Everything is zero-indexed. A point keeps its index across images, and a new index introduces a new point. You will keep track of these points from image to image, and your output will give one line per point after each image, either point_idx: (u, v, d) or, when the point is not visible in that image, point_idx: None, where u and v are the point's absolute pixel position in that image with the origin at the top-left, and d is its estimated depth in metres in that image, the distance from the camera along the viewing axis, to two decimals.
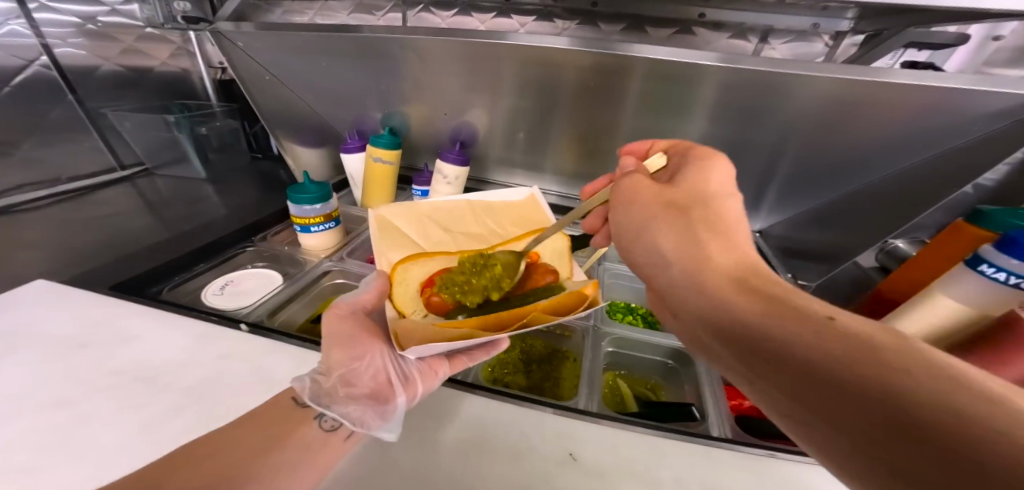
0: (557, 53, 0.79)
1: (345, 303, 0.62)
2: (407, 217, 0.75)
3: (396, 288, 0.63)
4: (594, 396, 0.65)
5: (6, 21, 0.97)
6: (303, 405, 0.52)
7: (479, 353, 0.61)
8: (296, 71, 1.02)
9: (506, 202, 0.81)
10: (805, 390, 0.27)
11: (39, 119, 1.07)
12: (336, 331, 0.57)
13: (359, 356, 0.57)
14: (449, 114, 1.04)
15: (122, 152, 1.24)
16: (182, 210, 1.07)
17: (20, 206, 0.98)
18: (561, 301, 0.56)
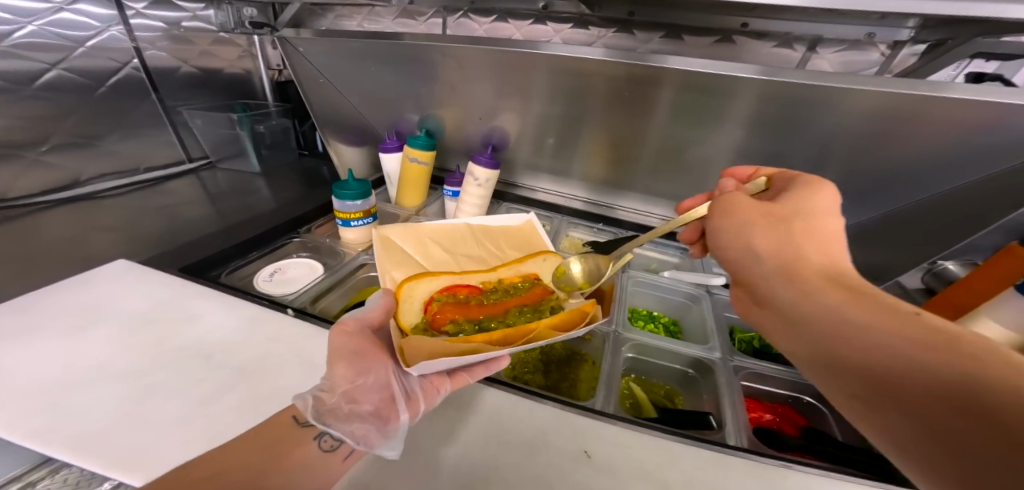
0: (588, 62, 0.81)
1: (351, 318, 0.60)
2: (409, 238, 0.81)
3: (402, 306, 0.65)
4: (610, 399, 0.66)
5: (108, 27, 1.10)
6: (305, 423, 0.50)
7: (483, 368, 0.59)
8: (345, 74, 1.09)
9: (505, 228, 0.87)
10: (876, 375, 0.32)
11: (124, 115, 1.19)
12: (340, 345, 0.56)
13: (362, 373, 0.56)
14: (482, 118, 1.08)
15: (191, 146, 1.37)
16: (237, 201, 1.18)
17: (100, 194, 1.12)
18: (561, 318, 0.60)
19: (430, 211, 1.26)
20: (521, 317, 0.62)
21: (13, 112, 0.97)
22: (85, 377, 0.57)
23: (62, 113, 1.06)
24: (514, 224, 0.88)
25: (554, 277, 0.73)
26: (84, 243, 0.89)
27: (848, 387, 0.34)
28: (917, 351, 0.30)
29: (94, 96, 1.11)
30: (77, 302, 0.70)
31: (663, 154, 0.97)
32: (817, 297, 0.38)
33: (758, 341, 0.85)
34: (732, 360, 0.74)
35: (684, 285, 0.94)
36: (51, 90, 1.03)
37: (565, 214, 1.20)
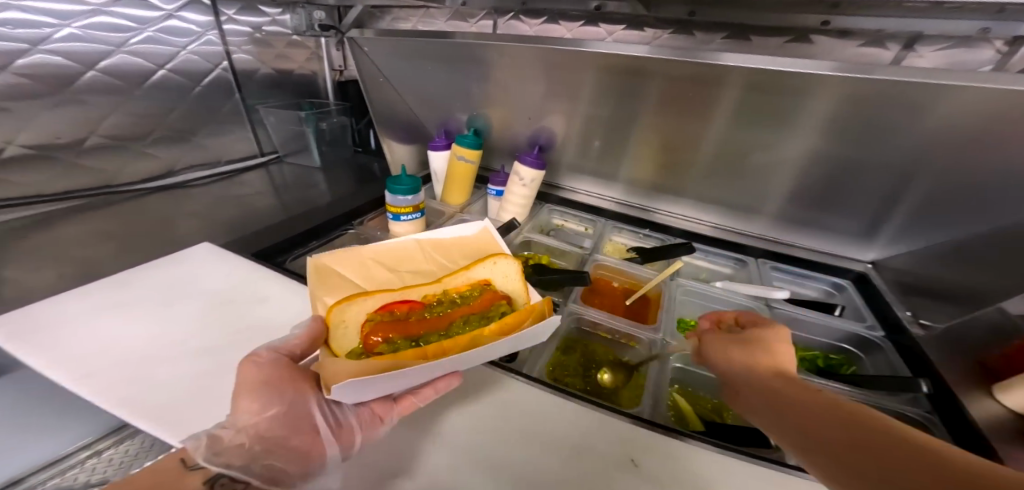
0: (648, 62, 0.79)
1: (265, 349, 0.54)
2: (347, 261, 0.71)
3: (333, 332, 0.59)
4: (657, 409, 0.65)
5: (206, 32, 1.20)
6: (193, 467, 0.43)
7: (431, 389, 0.55)
8: (406, 74, 1.14)
9: (456, 240, 0.81)
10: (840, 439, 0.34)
11: (215, 112, 1.30)
12: (245, 378, 0.50)
13: (272, 404, 0.49)
14: (533, 118, 1.09)
15: (263, 140, 1.47)
16: (299, 193, 1.27)
17: (187, 183, 1.26)
18: (507, 324, 0.57)
19: (473, 210, 1.28)
20: (469, 329, 0.59)
21: (125, 108, 1.10)
22: (168, 351, 0.62)
23: (166, 108, 1.18)
24: (468, 234, 0.82)
25: (508, 281, 0.70)
26: (172, 226, 0.99)
27: (798, 440, 0.37)
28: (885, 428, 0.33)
29: (191, 95, 1.23)
30: (167, 279, 0.78)
31: (720, 158, 0.92)
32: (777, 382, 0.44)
33: (822, 360, 0.80)
34: (797, 378, 0.70)
35: (740, 296, 0.89)
36: (157, 88, 1.14)
37: (609, 217, 1.17)
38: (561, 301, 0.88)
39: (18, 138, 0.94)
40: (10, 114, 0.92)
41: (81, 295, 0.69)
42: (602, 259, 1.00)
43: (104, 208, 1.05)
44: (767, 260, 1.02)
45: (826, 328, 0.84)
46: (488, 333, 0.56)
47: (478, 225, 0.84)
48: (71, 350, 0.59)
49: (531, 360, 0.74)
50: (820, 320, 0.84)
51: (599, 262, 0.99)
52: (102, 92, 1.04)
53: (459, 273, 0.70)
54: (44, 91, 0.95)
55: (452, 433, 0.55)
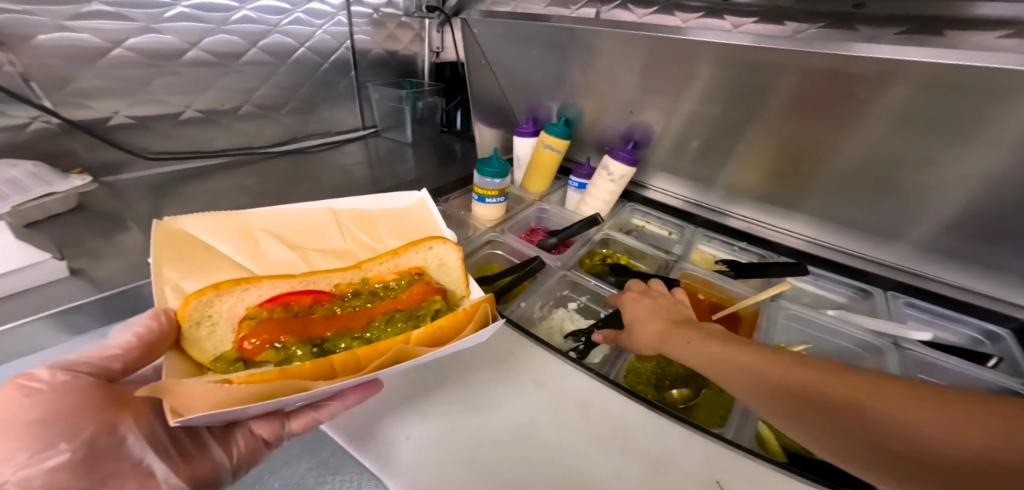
0: (790, 60, 0.69)
1: (71, 361, 0.49)
2: (223, 228, 0.68)
3: (189, 327, 0.56)
4: (744, 431, 0.62)
5: (336, 13, 1.31)
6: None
7: (339, 405, 0.54)
8: (508, 58, 1.14)
9: (387, 212, 0.83)
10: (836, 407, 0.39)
11: (333, 88, 1.42)
12: (13, 416, 0.43)
13: (50, 451, 0.43)
14: (635, 112, 1.02)
15: (367, 115, 1.57)
16: (389, 167, 1.36)
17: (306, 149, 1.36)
18: (430, 336, 0.58)
19: (552, 200, 1.27)
20: (386, 332, 0.60)
21: (267, 81, 1.24)
22: None
23: (297, 81, 1.32)
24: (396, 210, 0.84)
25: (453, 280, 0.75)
26: (291, 186, 1.12)
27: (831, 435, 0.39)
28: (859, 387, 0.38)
29: (317, 71, 1.35)
30: None
31: (857, 174, 0.80)
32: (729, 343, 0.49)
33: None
34: None
35: (856, 328, 0.79)
36: (296, 64, 1.29)
37: (700, 225, 1.09)
38: None
39: (195, 102, 1.13)
40: (189, 82, 1.09)
41: None
42: (688, 268, 0.93)
43: (245, 165, 1.20)
44: (899, 293, 0.89)
45: (966, 381, 0.71)
46: (413, 341, 0.57)
47: (411, 197, 0.86)
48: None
49: (608, 363, 0.74)
50: (963, 369, 0.71)
51: (685, 270, 0.93)
52: (254, 65, 1.19)
53: (385, 261, 0.72)
54: (213, 62, 1.11)
55: (534, 423, 0.57)
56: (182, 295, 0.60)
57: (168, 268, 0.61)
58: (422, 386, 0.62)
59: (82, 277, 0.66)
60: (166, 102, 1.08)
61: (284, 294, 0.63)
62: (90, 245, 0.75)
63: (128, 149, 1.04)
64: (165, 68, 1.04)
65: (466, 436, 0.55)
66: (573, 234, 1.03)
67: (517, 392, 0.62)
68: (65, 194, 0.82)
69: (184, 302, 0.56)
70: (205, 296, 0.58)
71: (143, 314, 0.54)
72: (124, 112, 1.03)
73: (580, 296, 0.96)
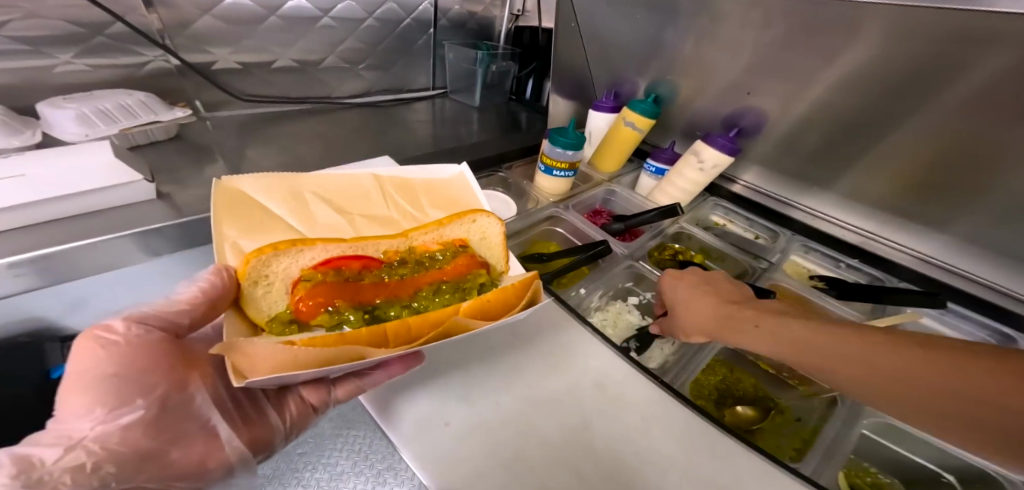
0: (1017, 29, 0.53)
1: (135, 316, 0.49)
2: (272, 190, 0.64)
3: (246, 288, 0.54)
4: (825, 472, 0.53)
5: None
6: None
7: (384, 374, 0.53)
8: (609, 17, 1.03)
9: (427, 181, 0.79)
10: (919, 395, 0.42)
11: (411, 46, 1.37)
12: (86, 370, 0.44)
13: (128, 407, 0.44)
14: (751, 94, 0.88)
15: (438, 76, 1.50)
16: (452, 128, 1.32)
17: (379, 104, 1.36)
18: (485, 305, 0.54)
19: (622, 183, 1.16)
20: (437, 302, 0.56)
21: (355, 38, 1.23)
22: None
23: (381, 37, 1.28)
24: (442, 181, 0.80)
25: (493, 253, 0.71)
26: (358, 139, 1.11)
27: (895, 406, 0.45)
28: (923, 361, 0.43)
29: (399, 27, 1.30)
30: None
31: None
32: (798, 339, 0.51)
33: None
34: None
35: None
36: (383, 19, 1.25)
37: (797, 232, 0.94)
38: None
39: (290, 53, 1.14)
40: (288, 33, 1.11)
41: None
42: (780, 280, 0.81)
43: (320, 114, 1.20)
44: None
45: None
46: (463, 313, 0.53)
47: (452, 170, 0.82)
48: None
49: (673, 371, 0.66)
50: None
51: (776, 281, 0.81)
52: (345, 19, 1.17)
53: (431, 230, 0.67)
54: (312, 15, 1.11)
55: (585, 424, 0.53)
56: (239, 253, 0.57)
57: (223, 224, 0.58)
58: (473, 366, 0.59)
59: (167, 201, 0.70)
60: (268, 51, 1.11)
61: (334, 258, 0.59)
62: (182, 173, 0.79)
63: (229, 91, 1.08)
64: (269, 16, 1.06)
65: (516, 429, 0.51)
66: (645, 223, 0.92)
67: (572, 390, 0.57)
68: (166, 123, 0.86)
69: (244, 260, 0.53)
70: (263, 256, 0.54)
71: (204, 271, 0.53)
72: (230, 58, 1.06)
73: (643, 292, 0.87)
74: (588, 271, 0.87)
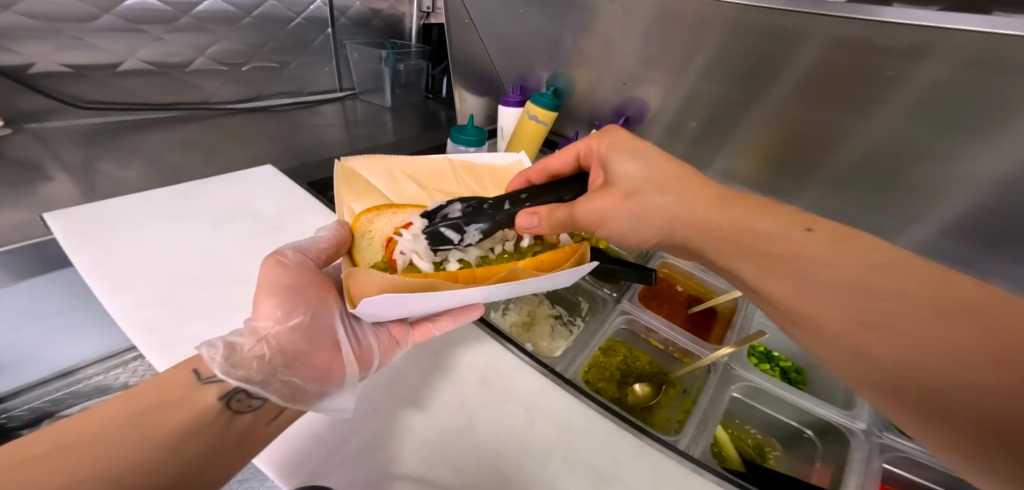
0: (813, 27, 0.64)
1: (290, 250, 0.53)
2: (376, 167, 0.73)
3: (359, 239, 0.62)
4: (701, 440, 0.56)
5: None
6: (208, 378, 0.41)
7: (450, 320, 0.58)
8: (499, 14, 1.04)
9: (492, 167, 0.80)
10: (863, 350, 0.32)
11: (307, 46, 1.28)
12: (269, 279, 0.49)
13: (296, 312, 0.48)
14: (631, 86, 0.93)
15: (345, 76, 1.42)
16: (362, 130, 1.25)
17: (275, 107, 1.26)
18: (539, 263, 0.59)
19: None
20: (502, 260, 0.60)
21: (229, 38, 1.12)
22: (155, 277, 0.57)
23: (267, 37, 1.19)
24: (503, 164, 0.81)
25: None
26: (247, 145, 1.02)
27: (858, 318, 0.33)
28: (918, 294, 0.31)
29: (289, 27, 1.22)
30: (220, 198, 0.74)
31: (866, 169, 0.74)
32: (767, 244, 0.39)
33: None
34: (882, 436, 0.57)
35: None
36: (264, 19, 1.16)
37: None
38: (614, 296, 0.80)
39: (141, 53, 1.02)
40: (137, 33, 0.99)
41: (127, 203, 0.68)
42: (669, 258, 0.88)
43: (197, 122, 1.09)
44: None
45: None
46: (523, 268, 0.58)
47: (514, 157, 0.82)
48: (117, 256, 0.58)
49: (567, 358, 0.66)
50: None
51: (665, 260, 0.88)
52: (216, 19, 1.08)
53: None
54: (166, 13, 1.00)
55: (468, 424, 0.52)
56: (350, 213, 0.67)
57: (341, 190, 0.67)
58: None
59: None
60: (105, 49, 0.97)
61: None
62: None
63: (61, 98, 0.95)
64: (106, 15, 0.93)
65: (391, 436, 0.49)
66: None
67: (457, 390, 0.56)
68: None
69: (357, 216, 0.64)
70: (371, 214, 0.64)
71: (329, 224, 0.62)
72: (53, 59, 0.92)
73: None
74: None
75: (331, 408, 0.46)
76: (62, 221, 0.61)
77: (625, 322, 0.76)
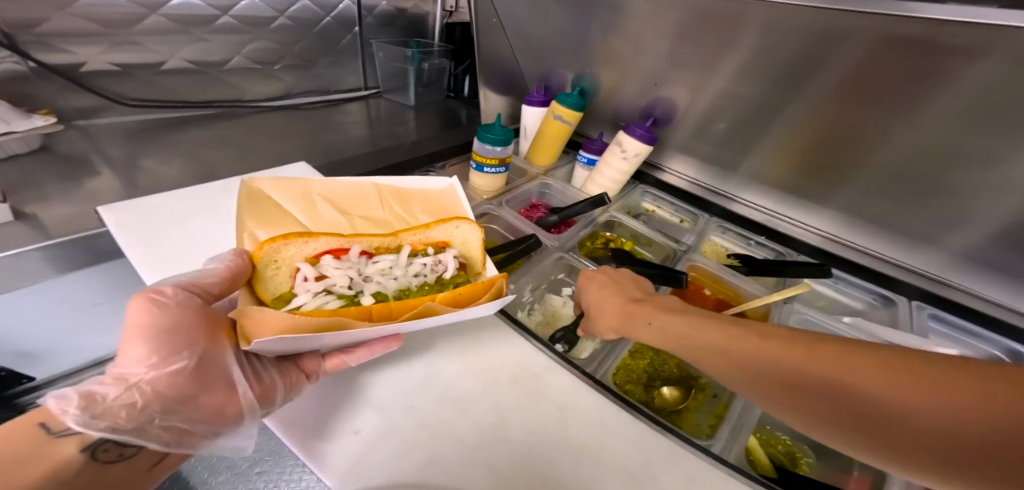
0: (863, 26, 0.62)
1: (169, 286, 0.46)
2: (291, 191, 0.68)
3: (263, 270, 0.58)
4: (734, 446, 0.56)
5: None
6: (62, 431, 0.37)
7: (367, 351, 0.55)
8: (526, 12, 1.03)
9: (422, 191, 0.79)
10: (884, 443, 0.34)
11: (334, 45, 1.30)
12: (140, 322, 0.42)
13: (177, 356, 0.43)
14: (661, 85, 0.92)
15: (370, 75, 1.43)
16: (387, 129, 1.26)
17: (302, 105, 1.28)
18: (459, 295, 0.57)
19: (558, 175, 1.16)
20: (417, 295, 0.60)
21: (262, 36, 1.15)
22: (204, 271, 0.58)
23: (297, 36, 1.21)
24: (435, 189, 0.80)
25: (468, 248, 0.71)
26: (279, 143, 1.04)
27: (855, 424, 0.35)
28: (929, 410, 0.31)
29: (318, 26, 1.24)
30: None
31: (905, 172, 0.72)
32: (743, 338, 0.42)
33: None
34: None
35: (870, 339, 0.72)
36: (295, 18, 1.19)
37: (716, 214, 1.00)
38: None
39: (181, 52, 1.05)
40: (177, 33, 1.02)
41: (173, 199, 0.70)
42: (698, 260, 0.87)
43: (231, 119, 1.11)
44: (925, 304, 0.78)
45: None
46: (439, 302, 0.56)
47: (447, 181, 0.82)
48: (163, 247, 0.60)
49: (596, 359, 0.66)
50: None
51: (694, 262, 0.87)
52: (249, 18, 1.10)
53: (419, 232, 0.69)
54: (204, 13, 1.03)
55: (502, 423, 0.52)
56: (254, 241, 0.62)
57: (245, 218, 0.62)
58: (391, 376, 0.57)
59: (29, 222, 0.62)
60: (149, 49, 1.00)
61: (338, 250, 0.64)
62: (53, 191, 0.71)
63: (106, 95, 0.98)
64: (151, 15, 0.97)
65: (427, 432, 0.50)
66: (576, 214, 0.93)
67: (489, 388, 0.57)
68: (24, 134, 0.75)
69: (258, 246, 0.57)
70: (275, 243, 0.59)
71: (224, 253, 0.54)
72: (101, 59, 0.96)
73: (576, 282, 0.88)
74: (519, 264, 0.84)
75: (229, 446, 0.46)
76: (113, 213, 0.63)
77: None
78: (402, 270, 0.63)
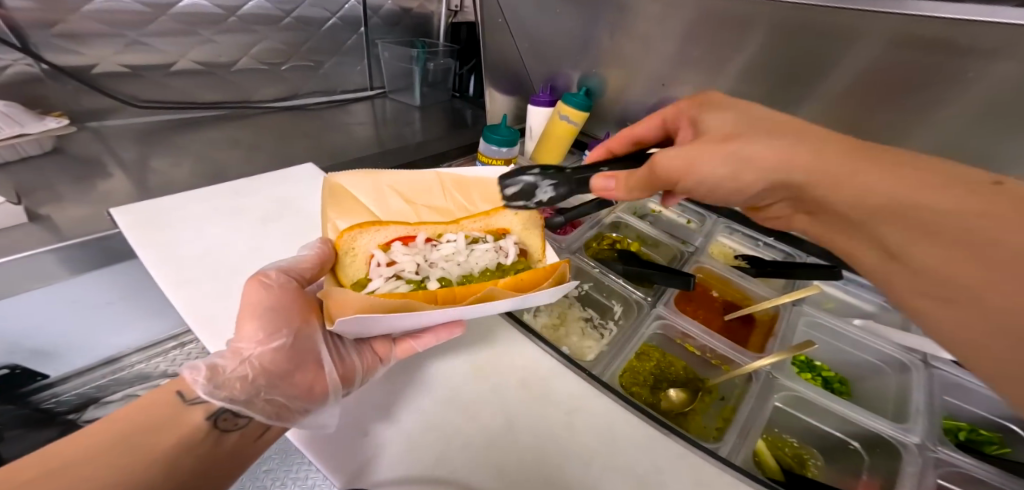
0: (880, 26, 0.61)
1: (274, 271, 0.51)
2: (363, 183, 0.71)
3: (343, 259, 0.61)
4: (741, 450, 0.55)
5: None
6: (193, 400, 0.42)
7: (433, 337, 0.57)
8: (533, 13, 1.03)
9: (479, 179, 0.79)
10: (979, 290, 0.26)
11: (341, 45, 1.31)
12: (252, 300, 0.48)
13: (279, 334, 0.47)
14: (668, 85, 0.92)
15: (375, 75, 1.44)
16: (394, 129, 1.27)
17: (309, 106, 1.29)
18: (518, 280, 0.59)
19: None
20: (479, 278, 0.60)
21: (269, 36, 1.15)
22: (217, 271, 0.59)
23: (303, 37, 1.22)
24: (491, 177, 0.80)
25: (532, 235, 0.71)
26: (286, 143, 1.05)
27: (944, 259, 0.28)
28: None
29: (324, 26, 1.24)
30: (268, 195, 0.77)
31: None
32: (872, 180, 0.32)
33: (965, 433, 0.63)
34: (935, 450, 0.55)
35: (878, 341, 0.72)
36: (302, 18, 1.19)
37: (722, 215, 1.01)
38: (648, 300, 0.78)
39: (191, 54, 1.06)
40: (186, 34, 1.03)
41: (185, 200, 0.71)
42: (704, 262, 0.87)
43: (239, 119, 1.12)
44: None
45: (991, 400, 0.64)
46: (500, 287, 0.58)
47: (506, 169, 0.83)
48: (179, 250, 0.61)
49: (603, 361, 0.65)
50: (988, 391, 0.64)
51: (701, 264, 0.86)
52: (257, 19, 1.11)
53: (479, 219, 0.69)
54: (212, 15, 1.04)
55: (508, 426, 0.52)
56: (335, 230, 0.66)
57: (327, 209, 0.66)
58: (397, 377, 0.57)
59: (45, 223, 0.63)
60: (159, 50, 1.01)
61: (410, 238, 0.65)
62: (67, 192, 0.72)
63: (118, 96, 0.99)
64: (159, 17, 0.97)
65: (435, 434, 0.50)
66: (582, 215, 0.90)
67: (497, 390, 0.57)
68: (37, 136, 0.76)
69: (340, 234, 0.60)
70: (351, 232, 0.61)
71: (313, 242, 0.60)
72: (113, 60, 0.97)
73: (582, 284, 0.87)
74: None
75: (314, 424, 0.47)
76: (125, 214, 0.64)
77: (660, 326, 0.75)
78: (466, 257, 0.63)
